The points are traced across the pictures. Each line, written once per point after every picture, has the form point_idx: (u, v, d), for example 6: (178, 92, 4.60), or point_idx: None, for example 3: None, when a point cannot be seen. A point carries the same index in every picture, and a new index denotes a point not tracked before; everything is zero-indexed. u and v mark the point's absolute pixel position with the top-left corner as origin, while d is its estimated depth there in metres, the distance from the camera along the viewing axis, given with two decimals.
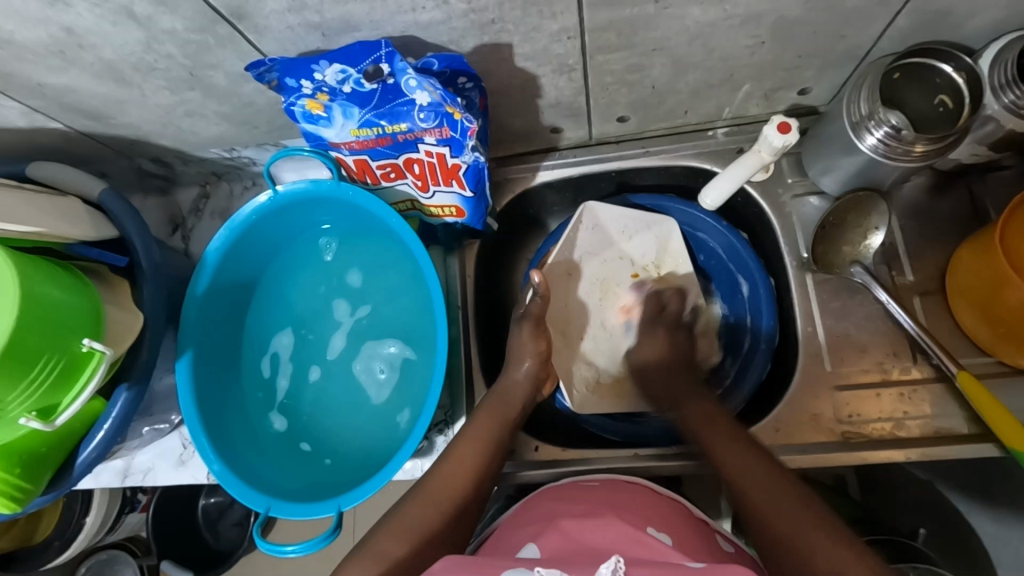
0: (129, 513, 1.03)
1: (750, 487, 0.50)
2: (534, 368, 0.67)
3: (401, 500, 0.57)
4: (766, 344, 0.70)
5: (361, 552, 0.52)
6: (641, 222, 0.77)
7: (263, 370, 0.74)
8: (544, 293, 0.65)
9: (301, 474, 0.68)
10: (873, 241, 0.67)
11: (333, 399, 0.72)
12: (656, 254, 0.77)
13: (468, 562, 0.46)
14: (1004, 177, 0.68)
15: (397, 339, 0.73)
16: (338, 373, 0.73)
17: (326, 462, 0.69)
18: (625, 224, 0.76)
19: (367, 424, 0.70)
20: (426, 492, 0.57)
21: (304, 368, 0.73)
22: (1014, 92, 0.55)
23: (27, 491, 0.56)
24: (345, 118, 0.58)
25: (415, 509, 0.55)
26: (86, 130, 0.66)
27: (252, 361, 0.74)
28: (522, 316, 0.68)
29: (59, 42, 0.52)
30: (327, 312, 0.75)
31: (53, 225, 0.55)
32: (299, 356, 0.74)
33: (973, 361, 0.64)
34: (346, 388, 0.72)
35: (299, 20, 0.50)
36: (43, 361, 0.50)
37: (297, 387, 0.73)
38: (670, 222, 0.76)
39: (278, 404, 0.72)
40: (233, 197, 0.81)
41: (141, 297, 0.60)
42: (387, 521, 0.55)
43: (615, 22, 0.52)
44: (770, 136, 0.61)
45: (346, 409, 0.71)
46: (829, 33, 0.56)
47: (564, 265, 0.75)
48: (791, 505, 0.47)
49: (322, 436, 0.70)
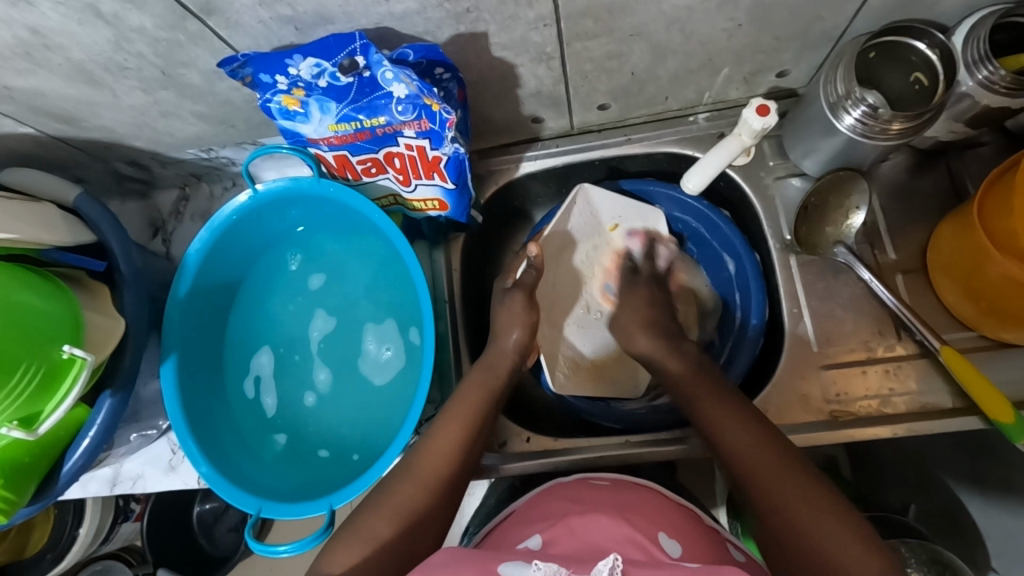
0: (123, 522, 1.01)
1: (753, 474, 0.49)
2: (523, 338, 0.65)
3: (389, 478, 0.56)
4: (756, 320, 0.70)
5: (348, 533, 0.51)
6: (632, 211, 0.76)
7: (253, 390, 0.72)
8: (539, 263, 0.67)
9: (305, 474, 0.68)
10: (855, 221, 0.67)
11: (330, 413, 0.71)
12: None
13: (466, 557, 0.45)
14: (982, 153, 0.68)
15: (388, 342, 0.72)
16: (330, 385, 0.72)
17: (353, 459, 0.68)
18: (618, 211, 0.76)
19: (364, 425, 0.69)
20: (419, 470, 0.55)
21: (295, 383, 0.72)
22: (987, 68, 0.55)
23: (11, 502, 0.55)
24: (322, 114, 0.57)
25: (400, 484, 0.54)
26: (59, 134, 0.65)
27: (239, 380, 0.72)
28: (512, 288, 0.67)
29: (25, 42, 0.51)
30: (312, 326, 0.74)
31: (28, 231, 0.54)
32: (288, 371, 0.73)
33: (956, 336, 0.65)
34: (340, 401, 0.71)
35: (271, 14, 0.49)
36: (22, 370, 0.49)
37: (290, 402, 0.71)
38: (658, 212, 0.76)
39: (274, 424, 0.71)
40: (213, 198, 0.80)
41: (121, 300, 0.59)
42: (378, 495, 0.54)
43: (590, 9, 0.52)
44: (749, 118, 0.62)
45: (342, 421, 0.70)
46: (804, 14, 0.56)
47: (559, 240, 0.75)
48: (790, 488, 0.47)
49: (318, 449, 0.69)
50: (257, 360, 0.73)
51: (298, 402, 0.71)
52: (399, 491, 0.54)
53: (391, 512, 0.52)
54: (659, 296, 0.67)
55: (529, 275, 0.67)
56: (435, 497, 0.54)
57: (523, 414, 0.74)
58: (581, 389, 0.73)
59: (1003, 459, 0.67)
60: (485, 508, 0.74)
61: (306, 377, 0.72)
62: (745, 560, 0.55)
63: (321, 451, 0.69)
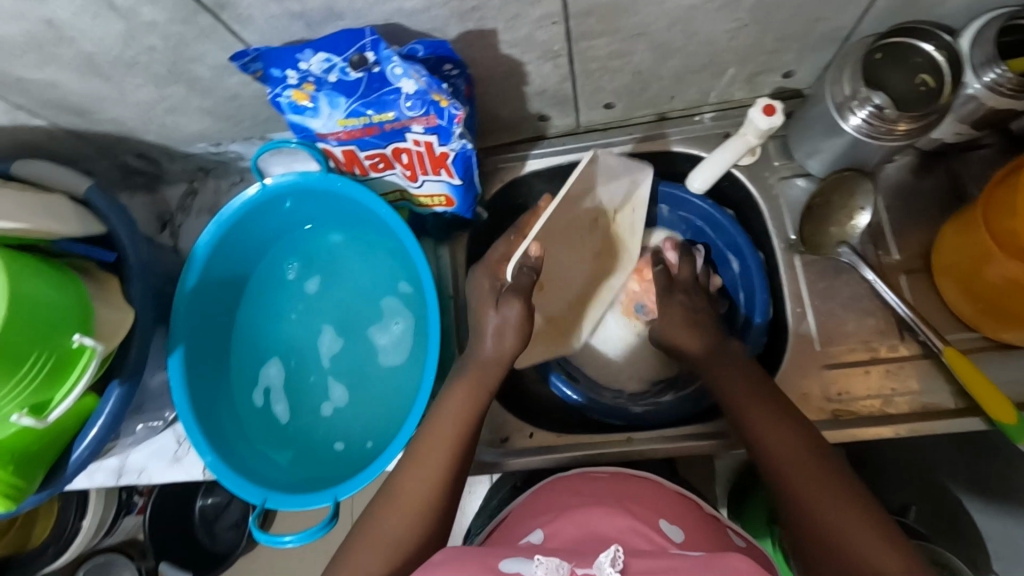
0: (126, 515, 1.04)
1: (797, 484, 0.48)
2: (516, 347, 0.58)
3: (399, 465, 0.55)
4: (760, 318, 0.71)
5: (370, 531, 0.51)
6: (622, 168, 0.70)
7: (261, 396, 0.73)
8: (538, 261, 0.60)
9: (321, 466, 0.68)
10: (859, 221, 0.67)
11: (349, 415, 0.71)
12: (622, 198, 0.73)
13: (462, 556, 0.46)
14: (984, 155, 0.68)
15: (393, 322, 0.73)
16: (346, 392, 0.72)
17: (369, 446, 0.69)
18: (611, 169, 0.70)
19: (377, 414, 0.70)
20: (420, 456, 0.54)
21: (309, 389, 0.72)
22: (994, 71, 0.56)
23: (20, 488, 0.55)
24: (331, 108, 0.58)
25: (406, 481, 0.53)
26: (70, 127, 0.66)
27: (253, 391, 0.72)
28: (507, 291, 0.58)
29: (38, 36, 0.51)
30: (319, 327, 0.75)
31: (39, 221, 0.55)
32: (302, 381, 0.73)
33: (958, 337, 0.65)
34: (360, 405, 0.71)
35: (281, 9, 0.50)
36: (33, 359, 0.50)
37: (306, 403, 0.72)
38: (648, 170, 0.72)
39: (281, 423, 0.71)
40: (220, 192, 0.81)
41: (130, 293, 0.60)
42: (384, 498, 0.53)
43: (597, 8, 0.53)
44: (755, 118, 0.62)
45: (358, 416, 0.71)
46: (810, 16, 0.57)
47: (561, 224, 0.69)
48: (828, 494, 0.47)
49: (335, 444, 0.70)
50: (266, 369, 0.73)
51: (311, 402, 0.72)
52: (383, 522, 0.51)
53: (380, 541, 0.50)
54: (697, 303, 0.66)
55: (525, 279, 0.58)
56: (418, 525, 0.51)
57: (528, 411, 0.75)
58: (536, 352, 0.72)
59: (1003, 460, 0.68)
60: (489, 507, 0.74)
61: (320, 378, 0.73)
62: (746, 546, 0.55)
63: (337, 444, 0.70)
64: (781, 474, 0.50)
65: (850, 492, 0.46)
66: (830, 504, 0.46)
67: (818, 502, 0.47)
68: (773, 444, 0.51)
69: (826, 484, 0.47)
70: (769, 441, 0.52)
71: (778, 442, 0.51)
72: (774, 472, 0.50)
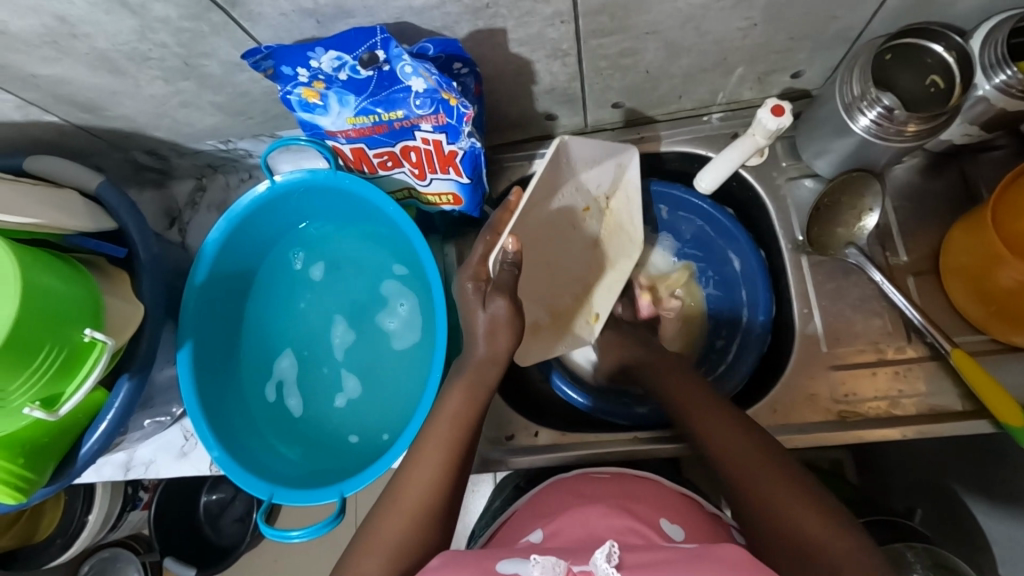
0: (131, 510, 1.04)
1: (756, 484, 0.47)
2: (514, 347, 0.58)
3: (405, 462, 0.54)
4: (763, 317, 0.71)
5: (369, 531, 0.50)
6: (606, 153, 0.69)
7: (273, 391, 0.73)
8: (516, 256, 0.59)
9: (334, 459, 0.69)
10: (868, 222, 0.67)
11: (361, 408, 0.72)
12: (610, 183, 0.72)
13: (461, 561, 0.45)
14: (996, 157, 0.68)
15: (400, 311, 0.75)
16: (359, 384, 0.73)
17: (381, 438, 0.70)
18: (592, 156, 0.68)
19: (388, 407, 0.71)
20: (421, 454, 0.53)
21: (320, 380, 0.74)
22: (1005, 72, 0.56)
23: (30, 481, 0.56)
24: (341, 106, 0.58)
25: (408, 482, 0.52)
26: (81, 122, 0.66)
27: (264, 386, 0.73)
28: (490, 292, 0.58)
29: (52, 31, 0.51)
30: (329, 321, 0.76)
31: (51, 216, 0.55)
32: (313, 375, 0.74)
33: (967, 339, 0.65)
34: (371, 397, 0.72)
35: (293, 6, 0.50)
36: (44, 353, 0.50)
37: (317, 397, 0.73)
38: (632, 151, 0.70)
39: (293, 417, 0.72)
40: (229, 188, 0.81)
41: (140, 288, 0.60)
42: (390, 493, 0.52)
43: (608, 6, 0.53)
44: (764, 119, 0.62)
45: (371, 409, 0.72)
46: (822, 15, 0.57)
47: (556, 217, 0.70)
48: (787, 492, 0.46)
49: (348, 437, 0.71)
50: (279, 364, 0.74)
51: (323, 395, 0.73)
52: (384, 526, 0.49)
53: (379, 545, 0.49)
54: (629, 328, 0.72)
55: (506, 275, 0.58)
56: (419, 527, 0.49)
57: (534, 410, 0.75)
58: (538, 349, 0.71)
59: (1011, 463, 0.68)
60: (493, 506, 0.75)
61: (332, 372, 0.74)
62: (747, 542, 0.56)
63: (351, 437, 0.71)
64: (739, 476, 0.48)
65: (808, 493, 0.46)
66: (791, 506, 0.45)
67: (780, 503, 0.45)
68: (734, 448, 0.50)
69: (786, 486, 0.46)
70: (728, 445, 0.51)
71: (739, 445, 0.50)
72: (733, 473, 0.49)
